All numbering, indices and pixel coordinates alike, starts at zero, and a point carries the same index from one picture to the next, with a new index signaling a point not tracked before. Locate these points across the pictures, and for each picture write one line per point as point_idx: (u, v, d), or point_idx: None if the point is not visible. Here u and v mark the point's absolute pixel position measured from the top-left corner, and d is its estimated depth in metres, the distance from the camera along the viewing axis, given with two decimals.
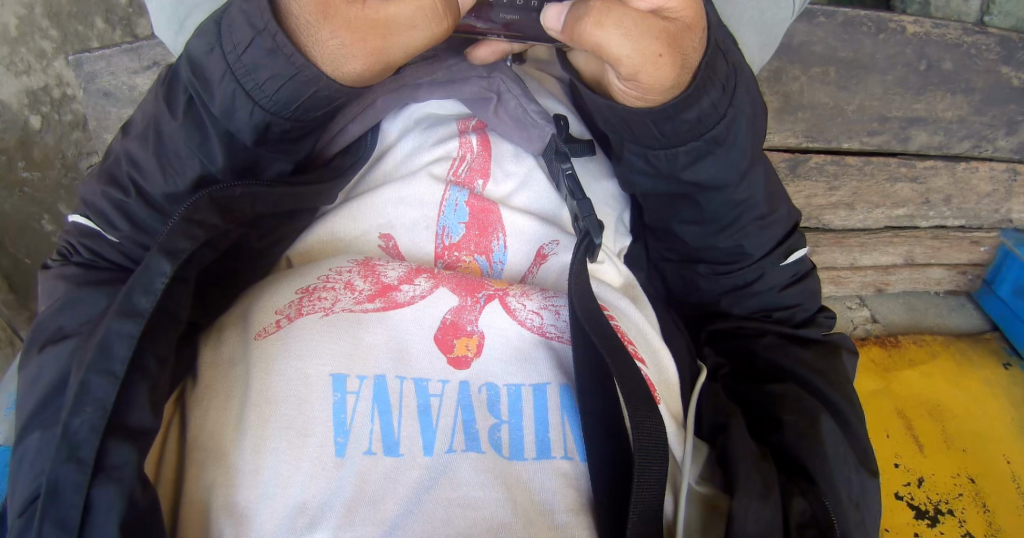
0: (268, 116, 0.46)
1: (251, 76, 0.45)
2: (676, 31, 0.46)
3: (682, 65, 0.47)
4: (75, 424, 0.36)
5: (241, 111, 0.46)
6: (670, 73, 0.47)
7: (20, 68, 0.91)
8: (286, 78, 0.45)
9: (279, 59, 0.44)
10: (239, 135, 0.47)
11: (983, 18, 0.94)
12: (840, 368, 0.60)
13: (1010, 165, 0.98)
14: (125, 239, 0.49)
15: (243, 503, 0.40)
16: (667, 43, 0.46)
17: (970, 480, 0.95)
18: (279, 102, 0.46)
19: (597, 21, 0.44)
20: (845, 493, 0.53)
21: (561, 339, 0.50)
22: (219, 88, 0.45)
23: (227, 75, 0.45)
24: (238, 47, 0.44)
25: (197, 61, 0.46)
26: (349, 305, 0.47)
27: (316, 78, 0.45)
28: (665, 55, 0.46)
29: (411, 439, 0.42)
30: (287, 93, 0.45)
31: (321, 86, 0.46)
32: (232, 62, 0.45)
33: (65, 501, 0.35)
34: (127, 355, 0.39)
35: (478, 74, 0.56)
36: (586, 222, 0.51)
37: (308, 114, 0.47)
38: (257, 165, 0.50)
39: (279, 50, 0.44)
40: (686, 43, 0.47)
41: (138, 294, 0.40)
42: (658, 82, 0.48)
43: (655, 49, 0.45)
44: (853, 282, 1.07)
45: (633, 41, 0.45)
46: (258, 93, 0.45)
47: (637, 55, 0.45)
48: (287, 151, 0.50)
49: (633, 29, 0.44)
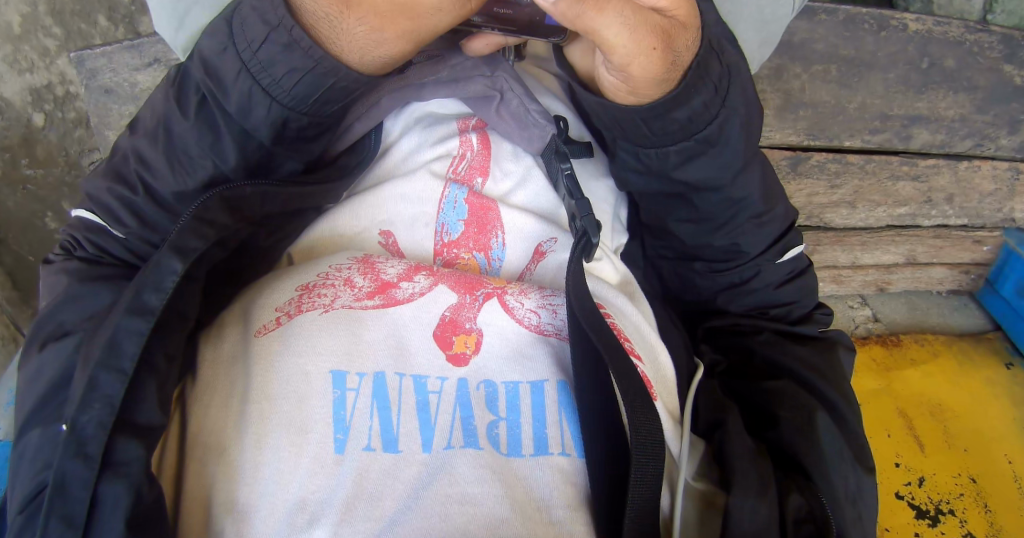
0: (285, 111, 0.47)
1: (268, 72, 0.45)
2: (671, 28, 0.47)
3: (673, 61, 0.48)
4: (83, 419, 0.37)
5: (258, 108, 0.46)
6: (659, 69, 0.47)
7: (24, 65, 0.91)
8: (304, 71, 0.45)
9: (294, 54, 0.44)
10: (255, 133, 0.48)
11: (985, 16, 0.94)
12: (837, 366, 0.60)
13: (1012, 164, 0.97)
14: (131, 236, 0.50)
15: (243, 500, 0.40)
16: (662, 37, 0.46)
17: (971, 480, 0.95)
18: (296, 97, 0.46)
19: (599, 8, 0.43)
20: (842, 491, 0.54)
21: (558, 336, 0.50)
22: (234, 86, 0.46)
23: (243, 73, 0.45)
24: (253, 43, 0.45)
25: (211, 61, 0.47)
26: (349, 302, 0.47)
27: (335, 69, 0.45)
28: (659, 50, 0.46)
29: (410, 436, 0.43)
30: (304, 87, 0.46)
31: (339, 77, 0.46)
32: (247, 59, 0.45)
33: (72, 496, 0.35)
34: (136, 352, 0.39)
35: (481, 73, 0.56)
36: (584, 221, 0.51)
37: (325, 107, 0.48)
38: (270, 163, 0.50)
39: (296, 44, 0.44)
40: (680, 41, 0.47)
41: (147, 291, 0.41)
42: (648, 77, 0.48)
43: (649, 42, 0.45)
44: (855, 280, 1.07)
45: (630, 32, 0.45)
46: (276, 89, 0.46)
47: (633, 48, 0.45)
48: (300, 150, 0.51)
49: (631, 19, 0.44)
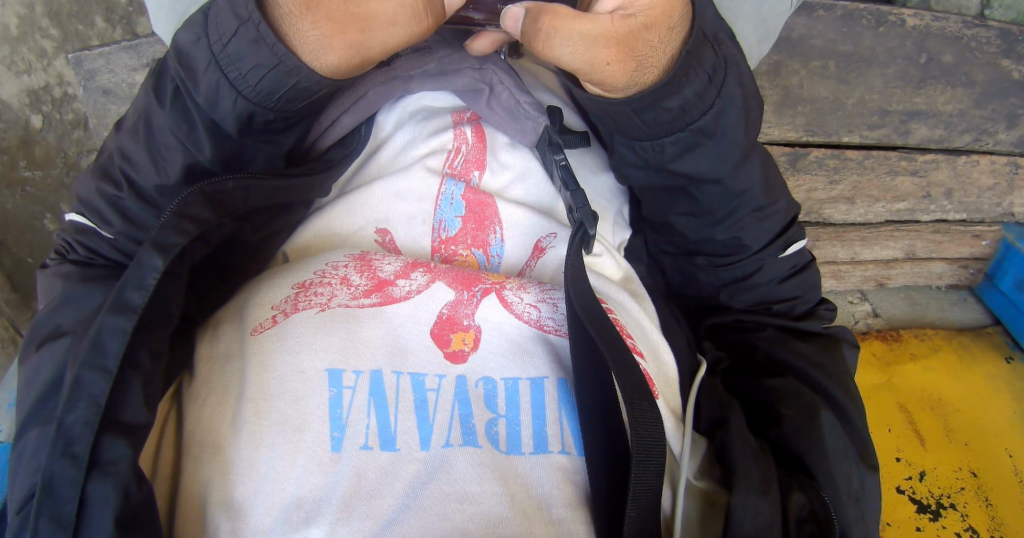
0: (251, 106, 0.46)
1: (235, 66, 0.45)
2: (629, 33, 0.47)
3: (639, 64, 0.48)
4: (69, 419, 0.36)
5: (225, 100, 0.46)
6: (623, 77, 0.49)
7: (21, 67, 0.90)
8: (269, 67, 0.45)
9: (261, 50, 0.44)
10: (223, 125, 0.47)
11: (983, 11, 0.92)
12: (839, 361, 0.60)
13: (1011, 159, 0.97)
14: (119, 236, 0.49)
15: (240, 498, 0.40)
16: (618, 51, 0.47)
17: (971, 474, 0.95)
18: (262, 92, 0.46)
19: (546, 41, 0.46)
20: (844, 487, 0.53)
21: (558, 333, 0.49)
22: (205, 77, 0.45)
23: (213, 65, 0.45)
24: (223, 37, 0.45)
25: (186, 50, 0.46)
26: (345, 301, 0.47)
27: (297, 68, 0.45)
28: (615, 62, 0.47)
29: (409, 434, 0.42)
30: (268, 83, 0.45)
31: (301, 77, 0.45)
32: (217, 53, 0.45)
33: (60, 496, 0.35)
34: (120, 351, 0.38)
35: (471, 65, 0.55)
36: (580, 214, 0.50)
37: (290, 105, 0.47)
38: (241, 157, 0.49)
39: (262, 40, 0.44)
40: (643, 44, 0.48)
41: (129, 289, 0.40)
42: (613, 84, 0.49)
43: (603, 57, 0.47)
44: (854, 277, 1.09)
45: (582, 54, 0.46)
46: (242, 83, 0.45)
47: (586, 65, 0.47)
48: (271, 142, 0.50)
49: (579, 43, 0.46)
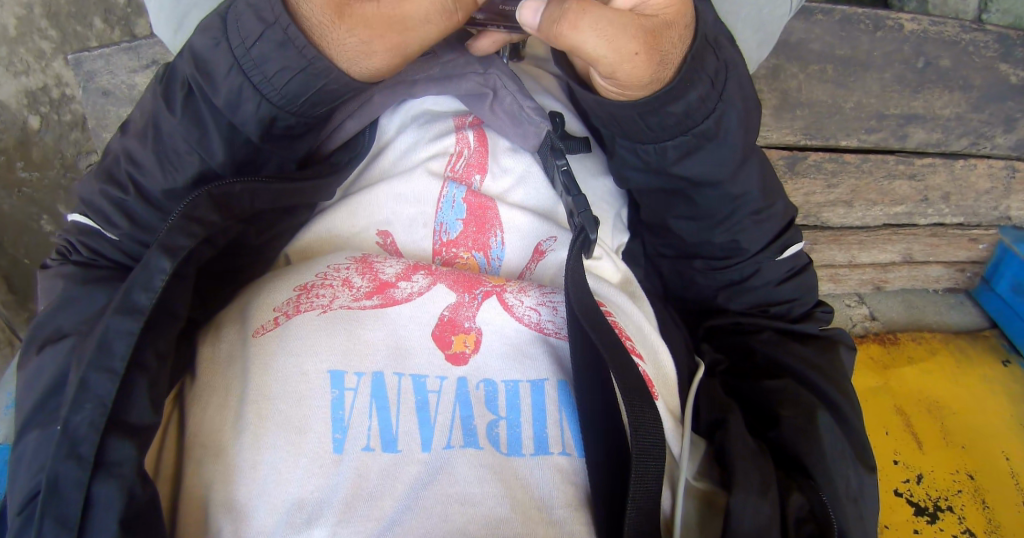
0: (274, 110, 0.47)
1: (260, 70, 0.45)
2: (653, 30, 0.46)
3: (661, 61, 0.48)
4: (75, 420, 0.36)
5: (248, 104, 0.46)
6: (645, 71, 0.47)
7: (19, 68, 0.90)
8: (297, 70, 0.45)
9: (289, 52, 0.44)
10: (243, 129, 0.47)
11: (981, 15, 0.93)
12: (837, 363, 0.61)
13: (1008, 162, 0.97)
14: (124, 237, 0.50)
15: (242, 498, 0.40)
16: (645, 41, 0.45)
17: (969, 477, 0.95)
18: (286, 96, 0.46)
19: (575, 25, 0.44)
20: (842, 488, 0.54)
21: (558, 336, 0.50)
22: (224, 81, 0.46)
23: (234, 69, 0.45)
24: (247, 40, 0.45)
25: (202, 55, 0.46)
26: (347, 302, 0.47)
27: (327, 70, 0.45)
28: (642, 53, 0.46)
29: (410, 435, 0.42)
30: (296, 86, 0.46)
31: (331, 79, 0.46)
32: (239, 56, 0.45)
33: (65, 497, 0.35)
34: (127, 352, 0.39)
35: (474, 70, 0.56)
36: (581, 218, 0.50)
37: (314, 109, 0.48)
38: (255, 161, 0.50)
39: (291, 42, 0.44)
40: (665, 41, 0.47)
41: (136, 291, 0.40)
42: (636, 79, 0.48)
43: (630, 48, 0.45)
44: (852, 280, 1.08)
45: (612, 44, 0.45)
46: (266, 87, 0.46)
47: (614, 54, 0.45)
48: (286, 148, 0.50)
49: (608, 29, 0.44)
